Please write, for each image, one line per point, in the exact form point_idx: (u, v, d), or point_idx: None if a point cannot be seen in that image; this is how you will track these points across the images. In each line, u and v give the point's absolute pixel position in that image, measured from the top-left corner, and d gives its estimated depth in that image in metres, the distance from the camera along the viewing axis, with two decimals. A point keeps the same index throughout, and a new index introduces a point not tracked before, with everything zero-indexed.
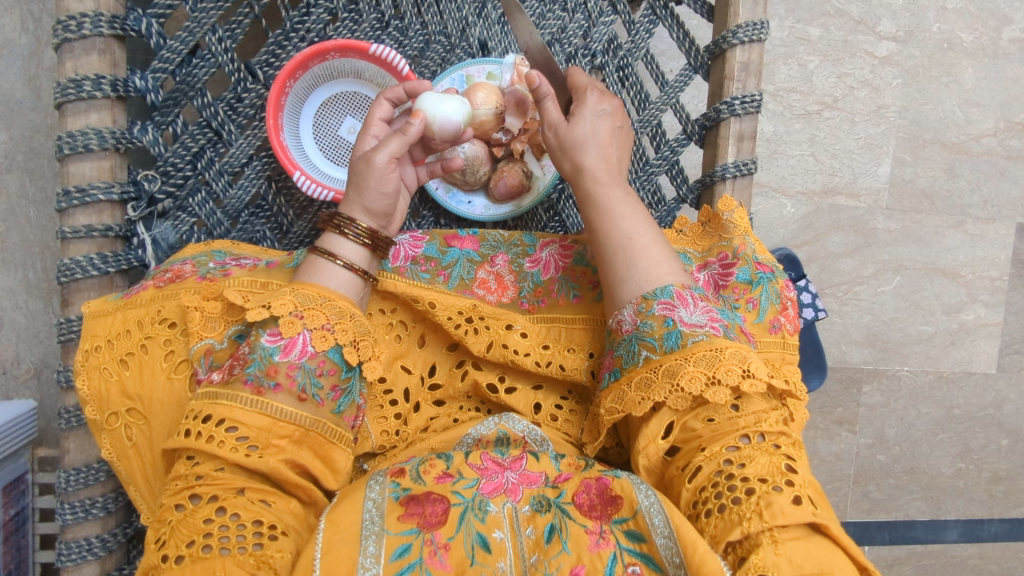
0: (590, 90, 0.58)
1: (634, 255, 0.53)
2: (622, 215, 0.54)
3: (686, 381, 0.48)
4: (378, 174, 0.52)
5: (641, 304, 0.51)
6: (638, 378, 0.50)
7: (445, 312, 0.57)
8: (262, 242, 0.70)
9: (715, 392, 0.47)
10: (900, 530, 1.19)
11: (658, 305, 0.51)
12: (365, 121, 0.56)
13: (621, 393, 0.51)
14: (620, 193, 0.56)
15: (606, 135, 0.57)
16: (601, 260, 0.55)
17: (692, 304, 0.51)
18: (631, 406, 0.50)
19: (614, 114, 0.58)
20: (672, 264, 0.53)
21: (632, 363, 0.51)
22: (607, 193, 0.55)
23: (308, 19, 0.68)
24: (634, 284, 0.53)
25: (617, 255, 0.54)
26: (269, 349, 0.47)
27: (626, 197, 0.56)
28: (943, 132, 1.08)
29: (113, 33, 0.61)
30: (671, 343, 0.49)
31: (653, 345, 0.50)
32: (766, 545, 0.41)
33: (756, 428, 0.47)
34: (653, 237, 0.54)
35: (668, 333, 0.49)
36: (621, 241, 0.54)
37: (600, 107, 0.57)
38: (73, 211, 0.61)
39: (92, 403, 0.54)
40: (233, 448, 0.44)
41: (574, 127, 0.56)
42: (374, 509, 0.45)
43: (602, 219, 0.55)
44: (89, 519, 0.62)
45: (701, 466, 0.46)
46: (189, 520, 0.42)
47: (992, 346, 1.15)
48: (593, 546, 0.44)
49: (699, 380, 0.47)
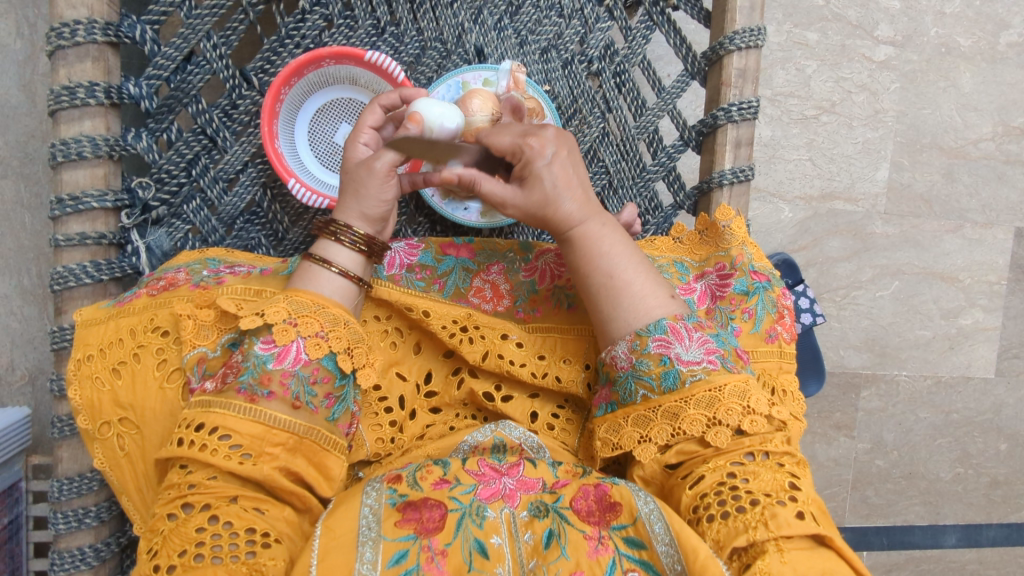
0: (525, 144, 0.51)
1: (620, 294, 0.52)
2: (602, 252, 0.52)
3: (687, 424, 0.48)
4: (378, 181, 0.52)
5: (635, 342, 0.50)
6: (636, 415, 0.50)
7: (440, 320, 0.57)
8: (257, 249, 0.70)
9: (715, 433, 0.47)
10: (898, 535, 1.19)
11: (653, 342, 0.50)
12: (354, 128, 0.55)
13: (617, 426, 0.51)
14: (598, 228, 0.52)
15: (564, 181, 0.51)
16: (587, 301, 0.53)
17: (688, 339, 0.50)
18: (630, 442, 0.50)
19: (560, 151, 0.51)
20: (659, 295, 0.52)
21: (629, 401, 0.51)
22: (583, 234, 0.52)
23: (303, 25, 0.68)
24: (624, 322, 0.51)
25: (602, 294, 0.52)
26: (262, 357, 0.47)
27: (603, 232, 0.53)
28: (940, 137, 1.08)
29: (107, 40, 0.61)
30: (668, 383, 0.49)
31: (651, 385, 0.49)
32: (772, 552, 0.41)
33: (760, 448, 0.47)
34: (637, 267, 0.52)
35: (666, 373, 0.49)
36: (605, 281, 0.52)
37: (546, 157, 0.50)
38: (67, 219, 0.61)
39: (84, 413, 0.53)
40: (226, 456, 0.43)
41: (529, 193, 0.51)
42: (371, 516, 0.45)
43: (582, 263, 0.52)
44: (82, 528, 0.62)
45: (704, 476, 0.46)
46: (181, 529, 0.42)
47: (990, 350, 1.15)
48: (593, 552, 0.43)
49: (700, 422, 0.48)
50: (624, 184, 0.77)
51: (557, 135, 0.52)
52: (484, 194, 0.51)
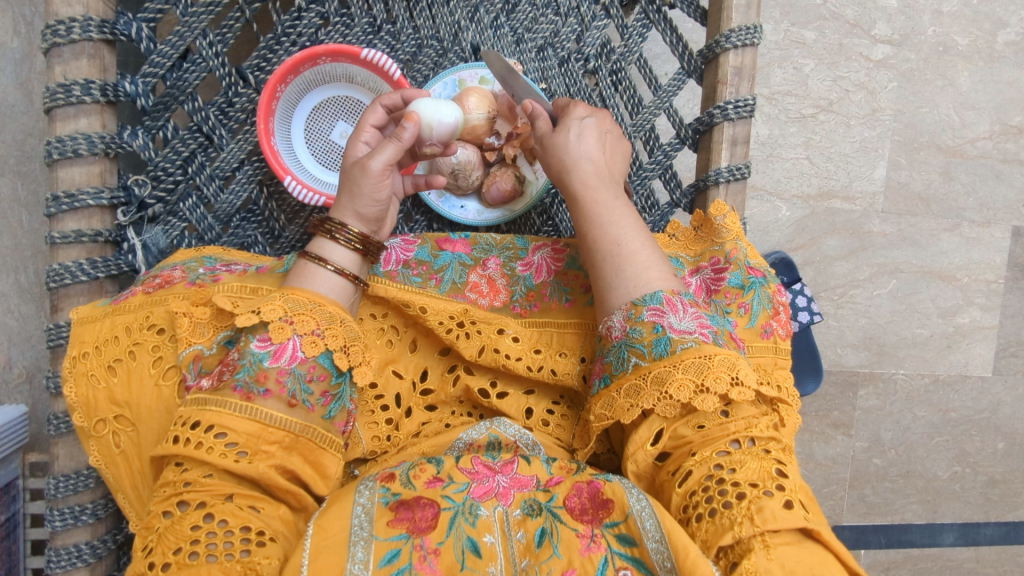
0: (574, 107, 0.59)
1: (624, 261, 0.53)
2: (612, 216, 0.54)
3: (675, 389, 0.47)
4: (372, 181, 0.52)
5: (630, 311, 0.51)
6: (627, 385, 0.50)
7: (436, 316, 0.57)
8: (253, 246, 0.70)
9: (703, 399, 0.47)
10: (896, 533, 1.19)
11: (647, 312, 0.50)
12: (356, 126, 0.55)
13: (610, 400, 0.51)
14: (610, 198, 0.55)
15: (594, 142, 0.57)
16: (592, 266, 0.54)
17: (682, 310, 0.51)
18: (620, 413, 0.49)
19: (602, 124, 0.58)
20: (661, 272, 0.53)
21: (622, 371, 0.51)
22: (597, 198, 0.55)
23: (299, 23, 0.68)
24: (622, 287, 0.52)
25: (606, 257, 0.53)
26: (259, 355, 0.46)
27: (617, 199, 0.55)
28: (938, 136, 1.08)
29: (102, 38, 0.61)
30: (659, 350, 0.49)
31: (642, 352, 0.50)
32: (758, 549, 0.41)
33: (746, 434, 0.47)
34: (643, 241, 0.54)
35: (657, 340, 0.49)
36: (611, 247, 0.53)
37: (585, 119, 0.58)
38: (63, 217, 0.61)
39: (80, 410, 0.53)
40: (222, 455, 0.44)
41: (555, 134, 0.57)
42: (363, 514, 0.45)
43: (591, 219, 0.55)
44: (78, 526, 0.62)
45: (692, 471, 0.46)
46: (176, 527, 0.42)
47: (988, 349, 1.15)
48: (584, 550, 0.43)
49: (688, 387, 0.47)
50: None
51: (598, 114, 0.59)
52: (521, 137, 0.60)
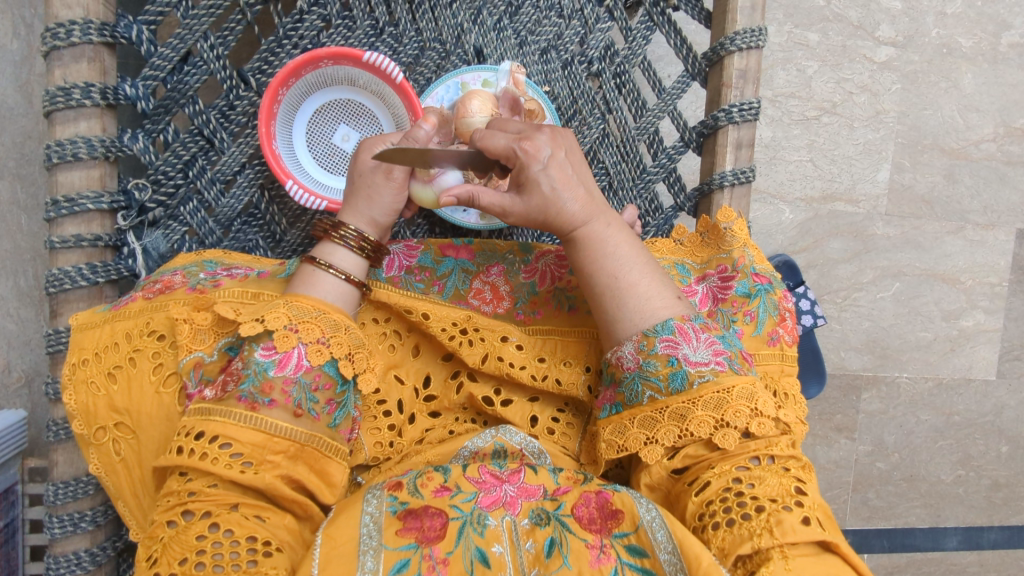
0: (518, 147, 0.50)
1: (624, 294, 0.51)
2: (607, 253, 0.51)
3: (694, 426, 0.47)
4: (394, 191, 0.53)
5: (642, 342, 0.49)
6: (642, 416, 0.49)
7: (439, 323, 0.56)
8: (254, 251, 0.70)
9: (723, 435, 0.46)
10: (899, 537, 1.18)
11: (660, 343, 0.49)
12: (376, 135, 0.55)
13: (622, 427, 0.50)
14: (600, 229, 0.52)
15: (565, 182, 0.51)
16: (594, 307, 0.52)
17: (695, 339, 0.49)
18: (635, 444, 0.49)
19: (555, 152, 0.51)
20: (665, 295, 0.51)
21: (636, 402, 0.50)
22: (588, 233, 0.51)
23: (301, 26, 0.67)
24: (629, 325, 0.51)
25: (606, 297, 0.51)
26: (263, 364, 0.46)
27: (607, 233, 0.52)
28: (942, 137, 1.08)
29: (102, 41, 0.60)
30: (676, 384, 0.48)
31: (658, 386, 0.49)
32: (776, 559, 0.40)
33: (766, 451, 0.47)
34: (641, 267, 0.51)
35: (673, 374, 0.48)
36: (610, 281, 0.51)
37: (541, 160, 0.50)
38: (62, 221, 0.61)
39: (79, 418, 0.53)
40: (227, 465, 0.43)
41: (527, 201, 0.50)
42: (372, 524, 0.44)
43: (587, 264, 0.52)
44: (78, 533, 0.61)
45: (710, 482, 0.46)
46: (181, 537, 0.42)
47: (992, 352, 1.14)
48: (595, 561, 0.43)
49: (708, 424, 0.47)
50: (624, 185, 0.77)
51: (552, 138, 0.52)
52: (485, 207, 0.51)
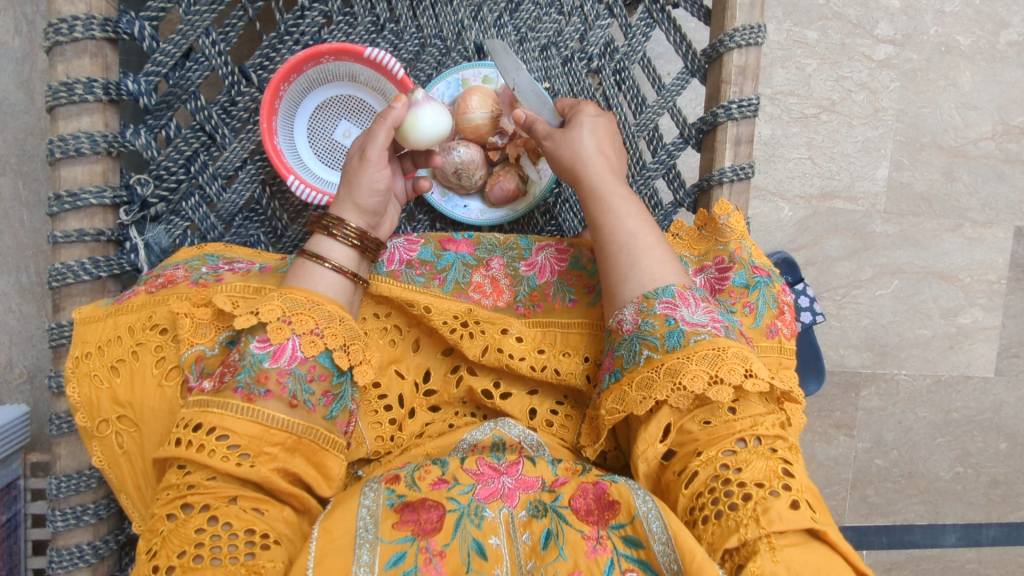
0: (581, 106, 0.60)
1: (639, 255, 0.53)
2: (624, 213, 0.54)
3: (689, 380, 0.47)
4: (369, 169, 0.53)
5: (642, 304, 0.51)
6: (640, 378, 0.49)
7: (441, 316, 0.57)
8: (256, 246, 0.70)
9: (717, 390, 0.46)
10: (898, 534, 1.19)
11: (659, 304, 0.51)
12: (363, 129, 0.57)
13: (622, 393, 0.50)
14: (621, 192, 0.56)
15: (602, 140, 0.58)
16: (605, 259, 0.54)
17: (694, 304, 0.51)
18: (633, 407, 0.49)
19: (606, 120, 0.60)
20: (674, 266, 0.54)
21: (634, 364, 0.50)
22: (608, 192, 0.55)
23: (302, 22, 0.68)
24: (637, 282, 0.52)
25: (620, 253, 0.53)
26: (257, 356, 0.46)
27: (628, 197, 0.56)
28: (940, 136, 1.08)
29: (105, 36, 0.60)
30: (672, 342, 0.49)
31: (654, 345, 0.49)
32: (764, 551, 0.40)
33: (752, 432, 0.46)
34: (656, 236, 0.54)
35: (670, 333, 0.49)
36: (625, 240, 0.54)
37: (595, 118, 0.59)
38: (65, 216, 0.61)
39: (82, 410, 0.53)
40: (224, 458, 0.43)
41: (567, 141, 0.57)
42: (368, 517, 0.45)
43: (603, 218, 0.55)
44: (80, 526, 0.62)
45: (697, 472, 0.46)
46: (180, 530, 0.42)
47: (990, 349, 1.15)
48: (590, 552, 0.43)
49: (702, 378, 0.47)
50: None
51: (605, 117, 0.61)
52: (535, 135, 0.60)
